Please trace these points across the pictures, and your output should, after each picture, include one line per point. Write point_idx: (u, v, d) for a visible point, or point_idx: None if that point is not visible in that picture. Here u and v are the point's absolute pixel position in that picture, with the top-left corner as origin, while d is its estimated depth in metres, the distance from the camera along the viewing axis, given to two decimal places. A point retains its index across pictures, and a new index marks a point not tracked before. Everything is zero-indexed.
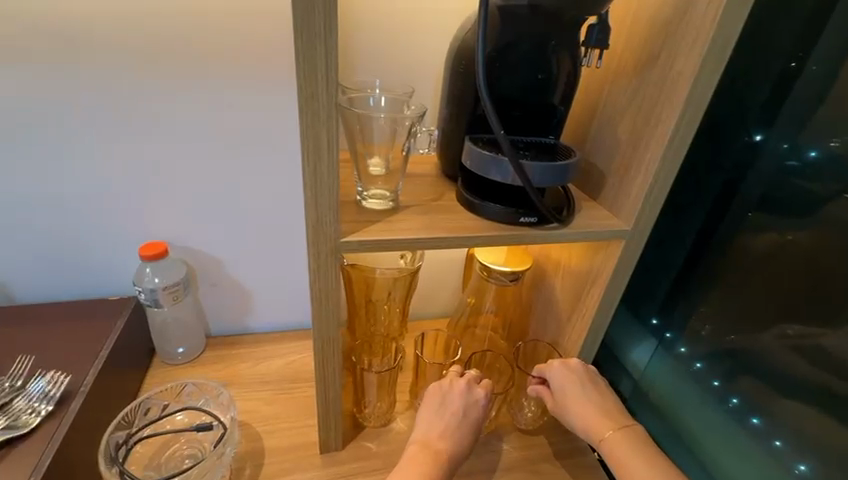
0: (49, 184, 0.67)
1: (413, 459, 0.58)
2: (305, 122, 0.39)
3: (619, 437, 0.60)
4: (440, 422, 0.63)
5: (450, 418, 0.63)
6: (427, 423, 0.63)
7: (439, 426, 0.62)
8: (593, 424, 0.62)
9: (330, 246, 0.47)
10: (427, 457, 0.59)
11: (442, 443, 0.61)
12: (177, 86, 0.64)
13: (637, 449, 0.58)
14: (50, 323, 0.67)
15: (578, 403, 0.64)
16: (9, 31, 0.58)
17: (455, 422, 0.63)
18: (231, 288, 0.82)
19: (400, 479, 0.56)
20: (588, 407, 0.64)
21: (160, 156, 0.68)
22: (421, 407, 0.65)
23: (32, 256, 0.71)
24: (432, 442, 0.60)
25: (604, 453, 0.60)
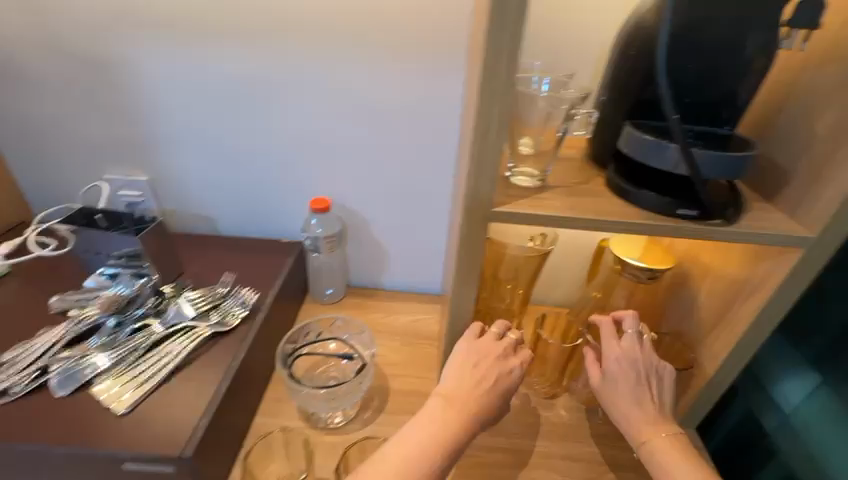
0: (255, 143, 0.84)
1: (434, 417, 0.56)
2: (482, 98, 0.43)
3: (664, 447, 0.57)
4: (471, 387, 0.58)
5: (480, 384, 0.59)
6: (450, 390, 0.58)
7: (472, 385, 0.58)
8: (638, 425, 0.59)
9: (482, 214, 0.51)
10: (453, 418, 0.56)
11: (471, 407, 0.57)
12: (359, 69, 0.76)
13: (679, 458, 0.56)
14: (243, 252, 0.85)
15: (625, 405, 0.61)
16: (246, 18, 0.73)
17: (484, 389, 0.59)
18: (373, 246, 0.93)
19: (414, 437, 0.54)
20: (630, 413, 0.60)
21: (337, 124, 0.81)
22: (451, 360, 0.61)
23: (234, 199, 0.90)
24: (461, 403, 0.57)
25: (642, 456, 0.58)
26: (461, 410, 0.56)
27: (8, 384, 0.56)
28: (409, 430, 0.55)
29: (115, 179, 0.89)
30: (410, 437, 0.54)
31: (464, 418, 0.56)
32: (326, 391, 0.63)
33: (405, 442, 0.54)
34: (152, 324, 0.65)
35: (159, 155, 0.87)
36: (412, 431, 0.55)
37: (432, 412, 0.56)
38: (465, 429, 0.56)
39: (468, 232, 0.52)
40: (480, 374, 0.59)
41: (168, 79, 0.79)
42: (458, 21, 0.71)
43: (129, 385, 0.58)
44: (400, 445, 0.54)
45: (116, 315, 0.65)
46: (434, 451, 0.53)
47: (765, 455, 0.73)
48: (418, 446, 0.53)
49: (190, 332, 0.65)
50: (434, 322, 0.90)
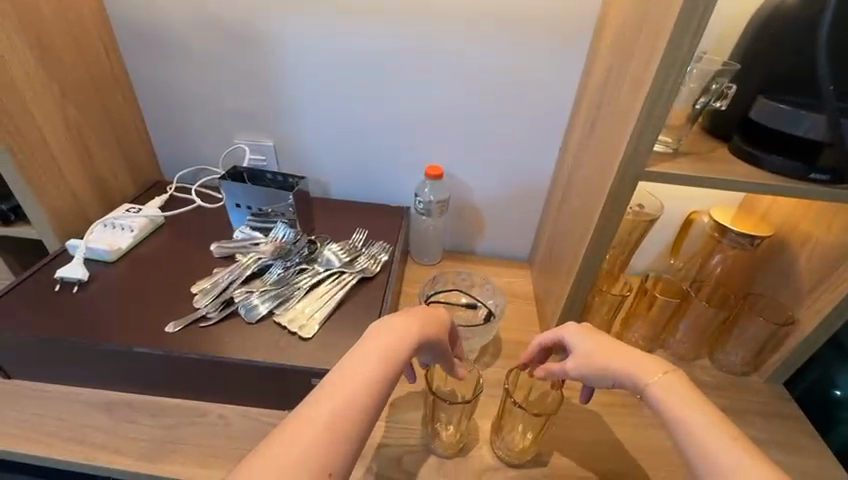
0: (375, 114, 0.92)
1: (369, 352, 0.50)
2: (661, 67, 0.50)
3: (671, 386, 0.52)
4: (408, 318, 0.56)
5: (414, 323, 0.56)
6: (404, 324, 0.55)
7: (408, 326, 0.55)
8: (639, 368, 0.56)
9: (633, 174, 0.58)
10: (391, 351, 0.51)
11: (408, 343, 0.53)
12: (485, 45, 0.82)
13: (693, 403, 0.50)
14: (363, 212, 0.93)
15: (612, 353, 0.59)
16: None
17: (419, 327, 0.56)
18: (472, 213, 1.01)
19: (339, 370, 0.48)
20: (603, 355, 0.59)
21: (454, 98, 0.88)
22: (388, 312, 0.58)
23: (350, 166, 0.99)
24: (396, 338, 0.53)
25: (652, 401, 0.53)
26: (406, 331, 0.54)
27: (207, 310, 0.67)
28: (344, 366, 0.48)
29: (244, 143, 0.97)
30: (356, 368, 0.48)
31: (402, 348, 0.52)
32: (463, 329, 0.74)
33: (352, 373, 0.47)
34: (311, 267, 0.75)
35: (284, 122, 0.95)
36: (360, 360, 0.49)
37: (387, 337, 0.52)
38: (399, 365, 0.51)
39: (617, 190, 0.60)
40: (413, 305, 0.59)
41: (304, 52, 0.86)
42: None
43: (309, 313, 0.68)
44: (340, 375, 0.47)
45: (282, 258, 0.75)
46: (372, 385, 0.47)
47: (835, 419, 0.78)
48: (369, 376, 0.48)
49: (343, 275, 0.75)
50: (527, 284, 0.98)
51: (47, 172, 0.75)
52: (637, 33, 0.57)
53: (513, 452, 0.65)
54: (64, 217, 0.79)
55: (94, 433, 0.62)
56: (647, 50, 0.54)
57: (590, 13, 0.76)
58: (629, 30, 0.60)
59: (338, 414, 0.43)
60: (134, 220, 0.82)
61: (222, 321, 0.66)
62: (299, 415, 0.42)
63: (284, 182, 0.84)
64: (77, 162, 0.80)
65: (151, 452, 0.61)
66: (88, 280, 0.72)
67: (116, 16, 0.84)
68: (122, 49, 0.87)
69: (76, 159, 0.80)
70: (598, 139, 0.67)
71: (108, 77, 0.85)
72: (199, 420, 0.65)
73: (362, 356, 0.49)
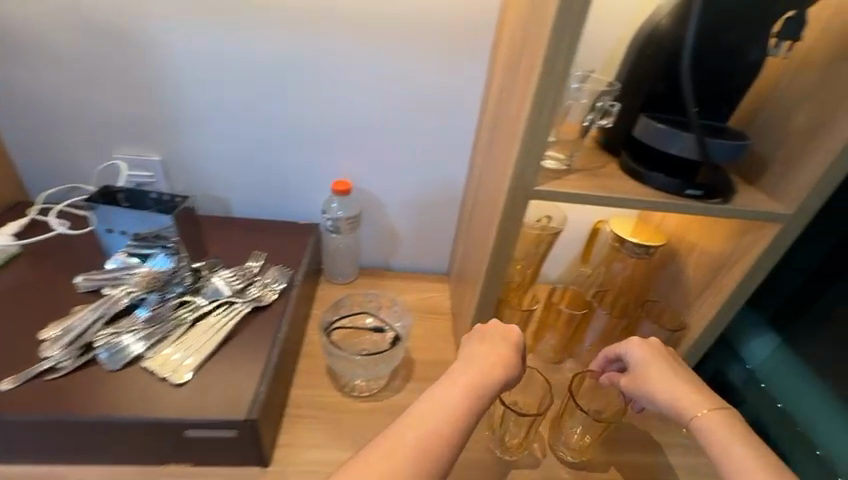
0: (274, 124, 0.85)
1: (458, 391, 0.55)
2: (540, 85, 0.49)
3: (719, 419, 0.56)
4: (496, 351, 0.60)
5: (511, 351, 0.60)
6: (499, 358, 0.59)
7: (495, 358, 0.59)
8: (687, 401, 0.58)
9: (523, 193, 0.57)
10: (471, 386, 0.55)
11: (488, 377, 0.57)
12: (386, 55, 0.79)
13: (731, 435, 0.54)
14: (264, 232, 0.86)
15: (656, 376, 0.62)
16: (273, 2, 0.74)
17: (510, 358, 0.60)
18: (388, 228, 0.97)
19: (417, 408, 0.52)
20: (649, 378, 0.62)
21: (359, 110, 0.84)
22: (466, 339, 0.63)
23: (251, 183, 0.91)
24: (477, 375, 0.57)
25: (694, 432, 0.56)
26: (485, 366, 0.58)
27: (58, 359, 0.57)
28: (441, 399, 0.54)
29: (124, 158, 0.86)
30: (445, 400, 0.54)
31: (490, 381, 0.57)
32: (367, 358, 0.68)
33: (434, 409, 0.52)
34: (193, 300, 0.67)
35: (173, 134, 0.85)
36: (436, 390, 0.55)
37: (468, 374, 0.57)
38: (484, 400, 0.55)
39: (510, 208, 0.58)
40: (489, 340, 0.61)
41: (190, 57, 0.78)
42: (486, 15, 0.75)
43: (183, 357, 0.60)
44: (429, 408, 0.52)
45: (156, 291, 0.65)
46: (447, 427, 0.51)
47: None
48: (447, 409, 0.53)
49: (232, 307, 0.68)
50: (445, 299, 0.96)
51: None
52: (522, 50, 0.57)
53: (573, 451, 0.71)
54: None
55: None
56: (528, 68, 0.53)
57: (486, 26, 0.76)
58: (516, 46, 0.60)
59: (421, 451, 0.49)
60: None
61: (78, 370, 0.57)
62: (404, 429, 0.51)
63: (165, 201, 0.75)
64: None
65: None
66: None
67: None
68: None
69: None
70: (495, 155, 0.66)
71: None
72: None
73: (454, 389, 0.55)
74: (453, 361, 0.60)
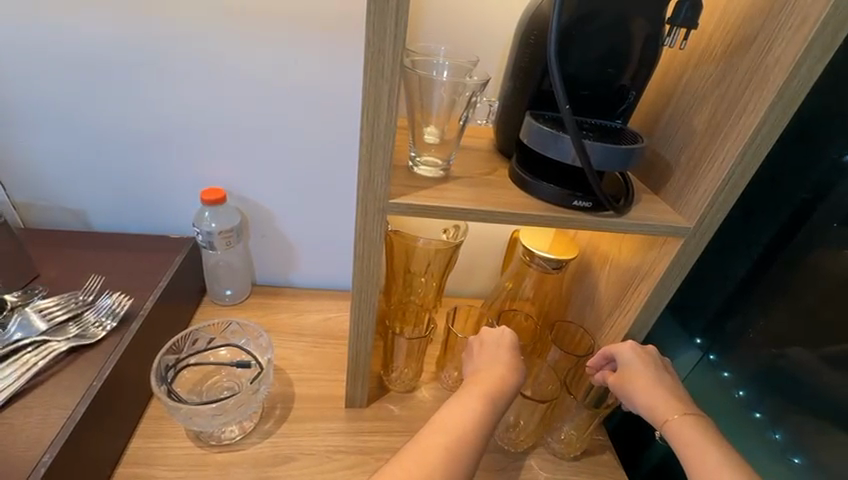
0: (125, 122, 0.72)
1: (464, 401, 0.55)
2: (368, 76, 0.40)
3: (685, 425, 0.54)
4: (497, 360, 0.61)
5: (508, 367, 0.60)
6: (500, 368, 0.60)
7: (498, 371, 0.59)
8: (658, 404, 0.56)
9: (378, 206, 0.47)
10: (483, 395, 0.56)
11: (497, 385, 0.58)
12: (249, 39, 0.66)
13: (703, 437, 0.52)
14: (116, 251, 0.73)
15: (643, 381, 0.58)
16: None
17: (507, 371, 0.60)
18: (280, 241, 0.85)
19: (436, 421, 0.54)
20: (630, 382, 0.58)
21: (227, 108, 0.71)
22: (476, 350, 0.64)
23: (111, 191, 0.78)
24: (488, 388, 0.57)
25: (666, 437, 0.54)
26: (506, 379, 0.59)
27: None
28: (453, 407, 0.55)
29: None
30: (459, 413, 0.54)
31: (501, 393, 0.57)
32: (215, 405, 0.56)
33: (447, 422, 0.53)
34: None
35: (4, 134, 0.72)
36: (464, 409, 0.54)
37: (483, 384, 0.57)
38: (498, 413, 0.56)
39: (363, 226, 0.49)
40: (494, 349, 0.62)
41: (4, 41, 0.64)
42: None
43: None
44: (449, 429, 0.52)
45: None
46: (466, 439, 0.52)
47: (649, 436, 0.77)
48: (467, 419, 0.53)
49: (38, 349, 0.55)
50: (346, 320, 0.86)
51: None
52: None
53: (564, 448, 0.70)
54: None
55: None
56: None
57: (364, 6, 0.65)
58: None
59: (450, 456, 0.50)
60: None
61: None
62: (415, 452, 0.50)
63: None
64: None
65: None
66: None
67: None
68: None
69: None
70: None
71: None
72: None
73: (461, 405, 0.55)
74: (472, 375, 0.60)
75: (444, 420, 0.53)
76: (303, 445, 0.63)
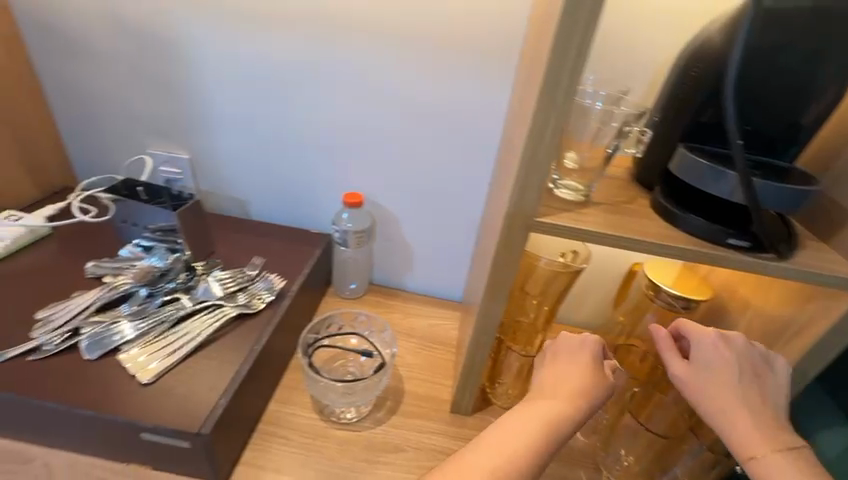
0: (290, 130, 0.84)
1: (528, 412, 0.53)
2: (541, 102, 0.43)
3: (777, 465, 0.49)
4: (573, 365, 0.59)
5: (588, 373, 0.58)
6: (579, 377, 0.57)
7: (576, 378, 0.57)
8: (748, 439, 0.51)
9: (523, 223, 0.50)
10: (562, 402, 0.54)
11: (574, 392, 0.55)
12: (406, 63, 0.74)
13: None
14: (270, 239, 0.85)
15: (725, 387, 0.54)
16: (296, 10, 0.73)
17: (588, 379, 0.57)
18: (400, 246, 0.92)
19: (487, 437, 0.51)
20: (714, 404, 0.53)
21: (375, 123, 0.80)
22: (556, 350, 0.62)
23: (270, 187, 0.91)
24: (561, 396, 0.55)
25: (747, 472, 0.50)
26: (580, 390, 0.55)
27: (44, 341, 0.58)
28: (517, 420, 0.53)
29: (154, 154, 0.90)
30: (526, 418, 0.53)
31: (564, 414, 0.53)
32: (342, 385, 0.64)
33: (505, 435, 0.51)
34: (179, 299, 0.66)
35: (200, 132, 0.87)
36: (509, 425, 0.52)
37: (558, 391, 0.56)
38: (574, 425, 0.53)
39: (507, 240, 0.51)
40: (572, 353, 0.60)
41: (217, 60, 0.79)
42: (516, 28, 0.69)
43: (153, 357, 0.59)
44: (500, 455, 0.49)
45: (148, 285, 0.66)
46: (526, 454, 0.49)
47: None
48: (523, 435, 0.51)
49: (217, 311, 0.66)
50: (452, 329, 0.89)
51: None
52: (532, 63, 0.50)
53: None
54: None
55: None
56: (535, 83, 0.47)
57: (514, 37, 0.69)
58: (531, 58, 0.53)
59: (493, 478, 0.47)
60: (9, 228, 0.75)
61: (60, 353, 0.58)
62: (455, 463, 0.49)
63: (179, 198, 0.78)
64: None
65: None
66: None
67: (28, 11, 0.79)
68: (29, 47, 0.82)
69: None
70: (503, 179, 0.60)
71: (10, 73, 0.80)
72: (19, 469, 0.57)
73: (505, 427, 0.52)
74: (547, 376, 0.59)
75: (506, 438, 0.51)
76: (410, 439, 0.67)
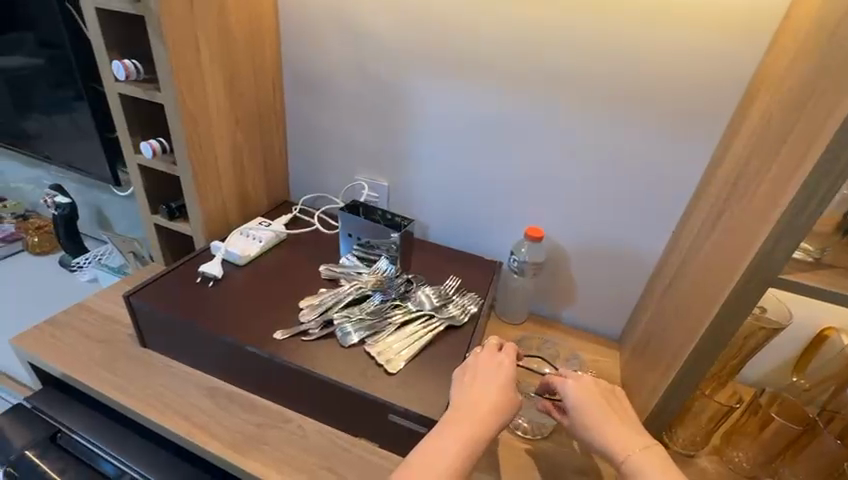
0: (483, 168, 0.95)
1: (455, 425, 0.58)
2: (813, 175, 0.47)
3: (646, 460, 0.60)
4: (483, 382, 0.63)
5: (507, 386, 0.64)
6: (486, 385, 0.63)
7: (492, 390, 0.62)
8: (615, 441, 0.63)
9: (764, 278, 0.54)
10: (475, 419, 0.59)
11: (481, 403, 0.61)
12: (609, 118, 0.82)
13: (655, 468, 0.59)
14: (454, 261, 0.97)
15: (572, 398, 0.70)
16: (514, 70, 0.84)
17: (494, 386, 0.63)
18: (566, 280, 0.99)
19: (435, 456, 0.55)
20: (603, 426, 0.65)
21: (565, 168, 0.89)
22: (487, 366, 0.66)
23: (452, 215, 1.03)
24: (470, 410, 0.60)
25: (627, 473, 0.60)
26: (487, 398, 0.61)
27: (310, 326, 0.74)
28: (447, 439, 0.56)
29: (362, 181, 1.07)
30: (446, 438, 0.57)
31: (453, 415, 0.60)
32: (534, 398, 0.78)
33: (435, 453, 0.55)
34: (403, 305, 0.79)
35: (403, 166, 1.02)
36: (441, 443, 0.56)
37: (463, 398, 0.62)
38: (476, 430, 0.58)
39: (741, 291, 0.56)
40: (475, 365, 0.67)
41: (433, 107, 0.93)
42: (729, 93, 0.73)
43: (393, 351, 0.71)
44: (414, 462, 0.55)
45: (379, 290, 0.80)
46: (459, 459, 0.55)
47: None
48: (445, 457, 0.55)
49: (431, 319, 0.77)
50: (613, 366, 0.93)
51: (211, 181, 0.91)
52: (782, 134, 0.55)
53: None
54: (212, 219, 0.95)
55: (198, 413, 0.72)
56: (794, 153, 0.51)
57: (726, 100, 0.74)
58: (774, 128, 0.57)
59: None
60: (264, 232, 0.94)
61: (322, 338, 0.73)
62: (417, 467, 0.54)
63: (392, 219, 0.91)
64: (232, 177, 0.96)
65: (240, 443, 0.68)
66: (221, 277, 0.84)
67: (290, 64, 1.01)
68: (286, 90, 1.04)
69: (233, 177, 0.97)
70: (722, 233, 0.64)
71: (271, 111, 1.02)
72: (282, 426, 0.71)
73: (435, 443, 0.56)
74: (471, 393, 0.63)
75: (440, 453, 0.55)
76: None
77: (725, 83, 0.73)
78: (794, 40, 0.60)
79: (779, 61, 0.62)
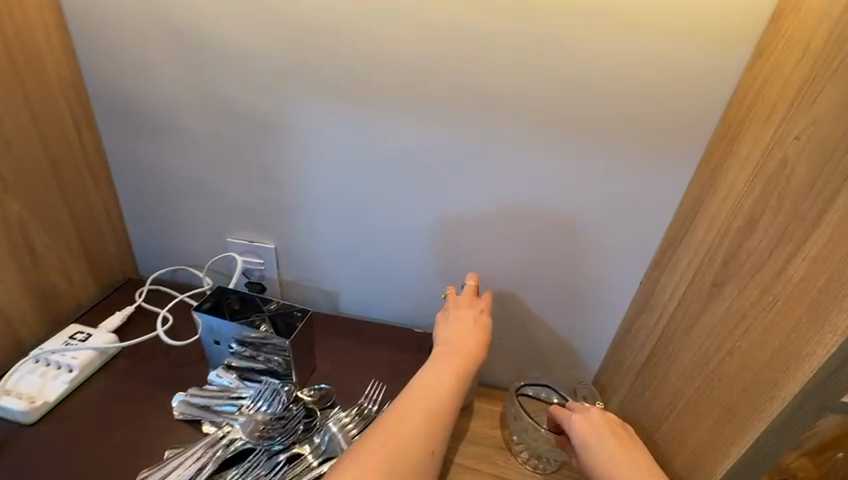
0: (396, 217, 0.70)
1: (444, 360, 0.57)
2: None
3: None
4: (464, 319, 0.62)
5: (483, 317, 0.63)
6: (467, 322, 0.62)
7: (473, 325, 0.61)
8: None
9: (818, 403, 0.37)
10: (461, 357, 0.58)
11: (467, 340, 0.60)
12: (554, 148, 0.60)
13: None
14: (377, 347, 0.74)
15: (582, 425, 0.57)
16: (429, 87, 0.59)
17: (471, 317, 0.62)
18: (515, 347, 0.77)
19: (424, 388, 0.53)
20: (612, 458, 0.53)
21: (505, 212, 0.66)
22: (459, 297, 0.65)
23: (364, 279, 0.76)
24: (456, 344, 0.59)
25: None
26: (469, 331, 0.61)
27: None
28: (435, 372, 0.55)
29: (236, 244, 0.77)
30: (439, 378, 0.55)
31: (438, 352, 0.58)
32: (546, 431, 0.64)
33: (425, 388, 0.54)
34: (303, 454, 0.54)
35: (291, 221, 0.73)
36: (428, 386, 0.54)
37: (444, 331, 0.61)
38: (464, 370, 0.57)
39: (785, 420, 0.38)
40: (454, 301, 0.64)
41: (322, 139, 0.66)
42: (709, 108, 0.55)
43: None
44: (396, 414, 0.50)
45: (266, 438, 0.54)
46: (447, 393, 0.54)
47: None
48: (440, 389, 0.54)
49: None
50: None
51: None
52: (826, 190, 0.38)
53: None
54: None
55: None
56: None
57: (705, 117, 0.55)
58: (801, 180, 0.40)
59: (429, 419, 0.50)
60: (74, 355, 0.61)
61: None
62: (404, 404, 0.51)
63: (286, 312, 0.64)
64: (13, 271, 0.61)
65: None
66: None
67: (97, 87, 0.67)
68: (101, 128, 0.71)
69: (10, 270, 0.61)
70: (729, 314, 0.47)
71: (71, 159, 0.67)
72: None
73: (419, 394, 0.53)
74: (449, 325, 0.62)
75: (431, 385, 0.54)
76: None
77: (704, 96, 0.54)
78: (805, 53, 0.43)
79: (784, 78, 0.45)
